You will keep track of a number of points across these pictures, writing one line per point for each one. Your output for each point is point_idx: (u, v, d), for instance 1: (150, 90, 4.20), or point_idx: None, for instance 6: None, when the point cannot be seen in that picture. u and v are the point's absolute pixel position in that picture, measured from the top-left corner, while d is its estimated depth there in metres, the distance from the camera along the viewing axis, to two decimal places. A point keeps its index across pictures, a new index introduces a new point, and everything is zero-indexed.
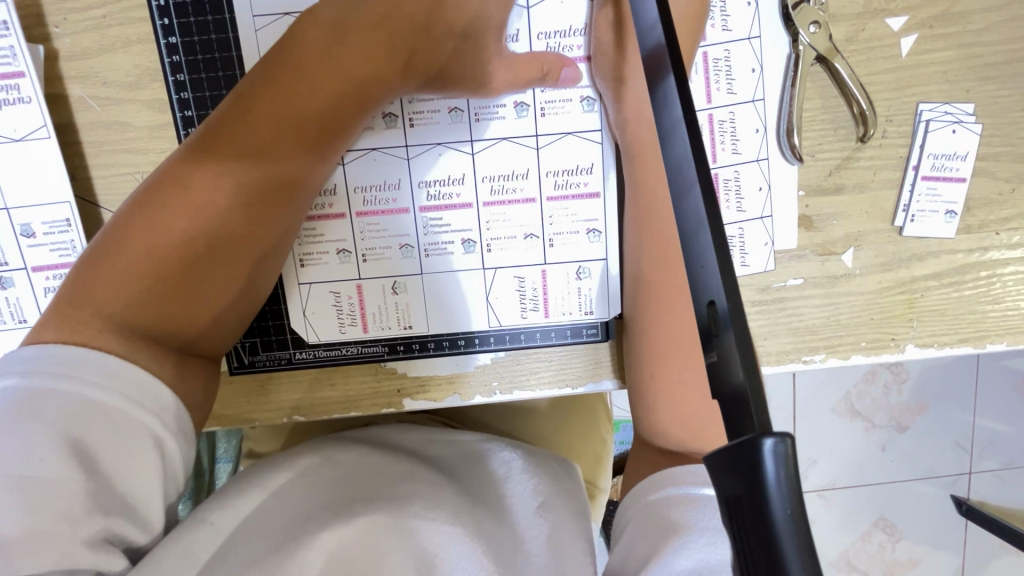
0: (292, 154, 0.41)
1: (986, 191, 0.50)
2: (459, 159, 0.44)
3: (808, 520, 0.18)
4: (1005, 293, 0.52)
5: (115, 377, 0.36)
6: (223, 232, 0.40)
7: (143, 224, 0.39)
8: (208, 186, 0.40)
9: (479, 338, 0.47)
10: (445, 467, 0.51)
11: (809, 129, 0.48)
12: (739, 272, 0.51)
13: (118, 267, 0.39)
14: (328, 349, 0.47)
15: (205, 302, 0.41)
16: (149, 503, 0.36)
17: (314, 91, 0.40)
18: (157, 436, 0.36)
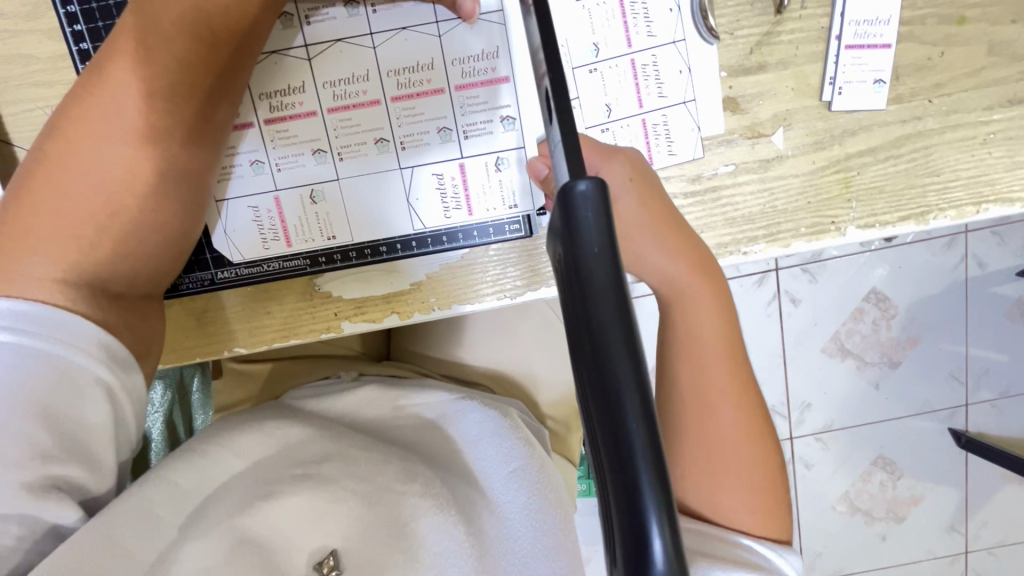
0: (199, 58, 0.38)
1: (914, 57, 0.48)
2: (363, 57, 0.43)
3: (617, 266, 0.18)
4: (946, 164, 0.50)
5: (61, 327, 0.35)
6: (146, 161, 0.38)
7: (53, 157, 0.37)
8: (118, 110, 0.37)
9: (401, 243, 0.47)
10: (417, 438, 0.53)
11: (725, 5, 0.47)
12: (666, 161, 0.49)
13: (33, 212, 0.36)
14: (252, 267, 0.47)
15: (139, 236, 0.39)
16: (100, 452, 0.37)
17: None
18: (105, 384, 0.36)
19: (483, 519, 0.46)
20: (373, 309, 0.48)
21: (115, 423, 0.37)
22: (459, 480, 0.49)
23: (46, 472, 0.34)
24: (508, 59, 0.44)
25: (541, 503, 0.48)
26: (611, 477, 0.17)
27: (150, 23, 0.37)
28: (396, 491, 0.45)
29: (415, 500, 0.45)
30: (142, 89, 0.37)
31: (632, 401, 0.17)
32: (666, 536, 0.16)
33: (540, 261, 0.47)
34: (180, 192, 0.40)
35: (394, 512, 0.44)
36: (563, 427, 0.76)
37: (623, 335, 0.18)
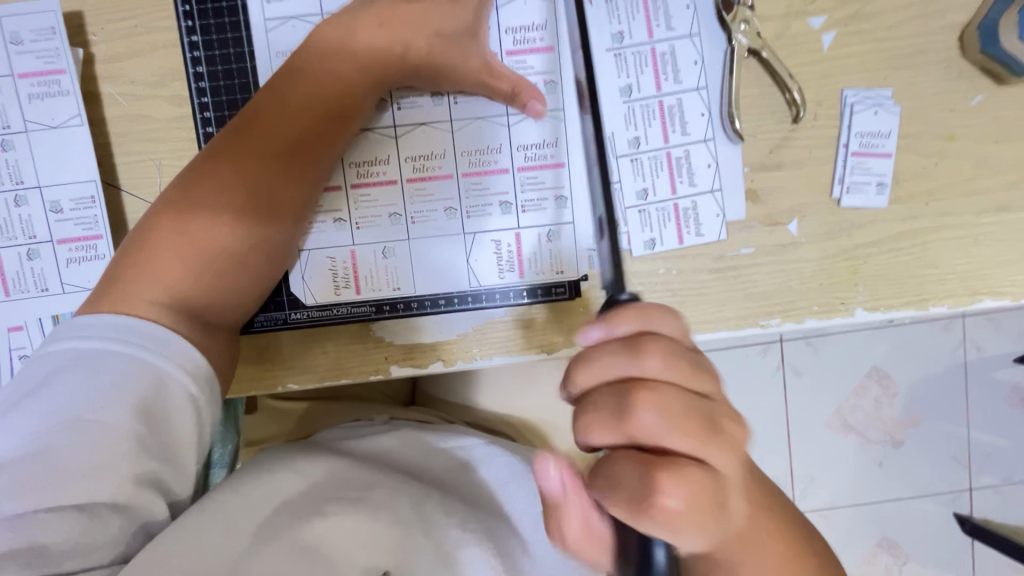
0: (312, 135, 0.47)
1: (912, 165, 0.55)
2: (441, 141, 0.51)
3: None
4: (943, 259, 0.56)
5: (159, 341, 0.41)
6: (254, 210, 0.46)
7: (183, 205, 0.45)
8: (241, 171, 0.46)
9: (459, 298, 0.52)
10: (446, 481, 0.59)
11: (749, 113, 0.55)
12: (695, 241, 0.56)
13: (163, 249, 0.44)
14: (322, 310, 0.52)
15: (236, 271, 0.46)
16: (185, 455, 0.42)
17: (330, 85, 0.47)
18: (195, 398, 0.42)
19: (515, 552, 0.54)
20: (422, 356, 0.53)
21: (196, 431, 0.42)
22: (493, 518, 0.56)
23: (142, 469, 0.39)
24: (564, 149, 0.51)
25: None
26: None
27: (277, 105, 0.46)
28: (438, 522, 0.52)
29: (457, 532, 0.52)
30: (263, 156, 0.46)
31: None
32: None
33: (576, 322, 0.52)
34: (277, 237, 0.48)
35: (438, 539, 0.51)
36: None
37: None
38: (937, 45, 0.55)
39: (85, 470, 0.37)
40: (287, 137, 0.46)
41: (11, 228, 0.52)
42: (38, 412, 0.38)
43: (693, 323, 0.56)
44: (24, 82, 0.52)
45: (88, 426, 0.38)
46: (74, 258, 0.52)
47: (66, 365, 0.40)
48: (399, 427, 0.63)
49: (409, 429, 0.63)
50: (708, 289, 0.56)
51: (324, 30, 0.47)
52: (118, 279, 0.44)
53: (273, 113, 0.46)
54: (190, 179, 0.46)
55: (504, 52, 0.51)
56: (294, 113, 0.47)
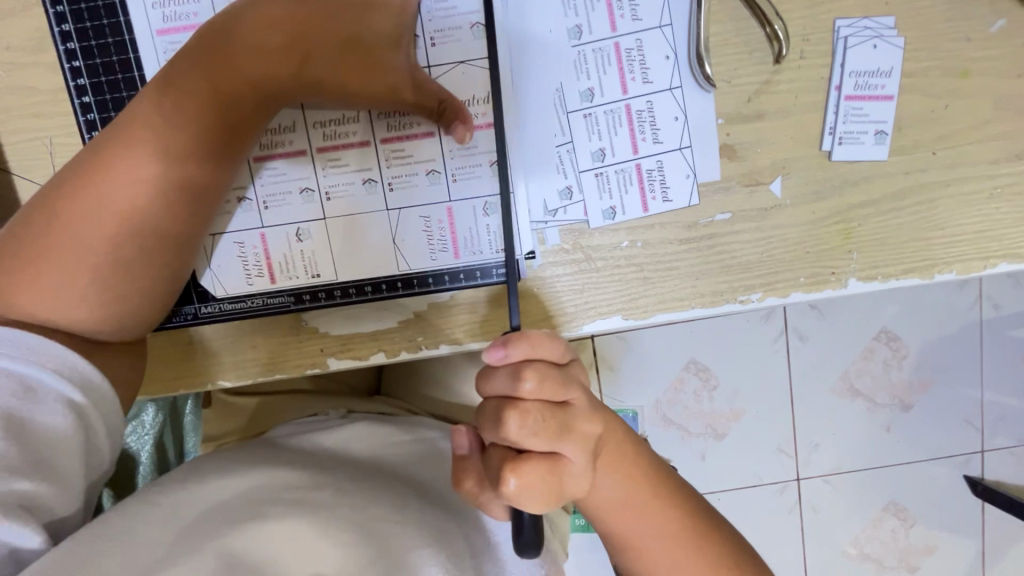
0: (211, 121, 0.41)
1: (917, 108, 0.47)
2: (354, 111, 0.45)
3: None
4: (952, 218, 0.48)
5: (31, 347, 0.38)
6: (147, 198, 0.40)
7: (66, 200, 0.40)
8: (137, 156, 0.40)
9: (387, 284, 0.47)
10: (409, 479, 0.54)
11: (722, 54, 0.46)
12: (662, 208, 0.49)
13: (46, 251, 0.40)
14: (235, 302, 0.47)
15: (129, 275, 0.41)
16: (66, 468, 0.39)
17: (232, 62, 0.40)
18: (75, 403, 0.39)
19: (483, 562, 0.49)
20: (360, 346, 0.48)
21: (83, 442, 0.40)
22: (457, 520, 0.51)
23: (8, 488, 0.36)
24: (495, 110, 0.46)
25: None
26: None
27: (172, 87, 0.40)
28: (388, 520, 0.46)
29: (407, 533, 0.46)
30: (166, 134, 0.40)
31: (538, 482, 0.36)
32: None
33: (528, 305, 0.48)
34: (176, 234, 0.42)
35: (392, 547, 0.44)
36: None
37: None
38: None
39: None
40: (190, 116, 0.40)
41: None
42: None
43: (663, 301, 0.50)
44: None
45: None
46: None
47: None
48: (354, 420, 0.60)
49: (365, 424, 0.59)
50: (678, 262, 0.49)
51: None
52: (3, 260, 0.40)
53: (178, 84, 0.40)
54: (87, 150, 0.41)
55: None
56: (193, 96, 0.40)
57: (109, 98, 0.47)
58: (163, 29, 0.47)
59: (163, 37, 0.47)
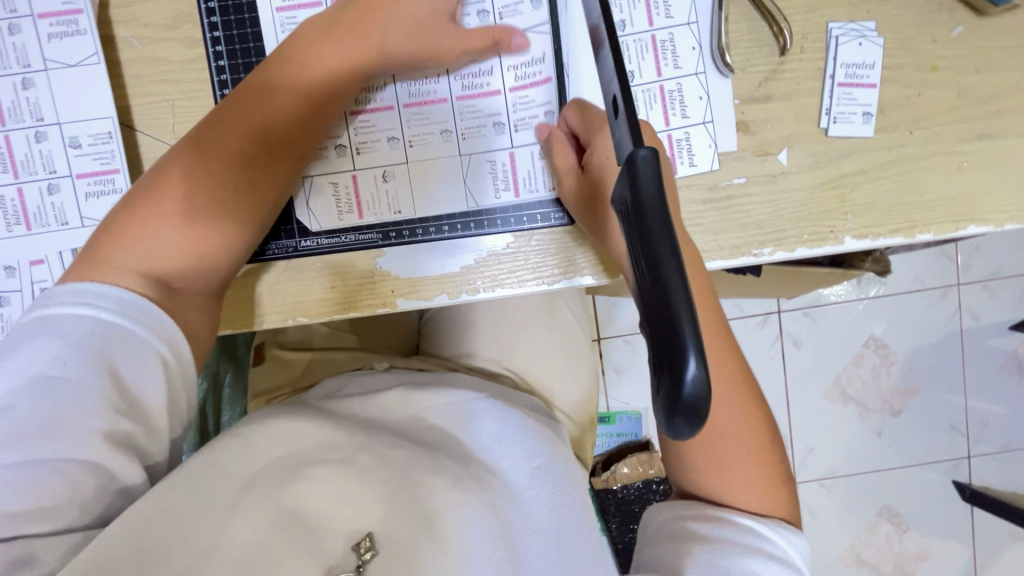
0: (292, 127, 0.52)
1: (896, 95, 0.58)
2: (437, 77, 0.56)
3: (666, 204, 0.28)
4: (927, 189, 0.58)
5: (127, 303, 0.44)
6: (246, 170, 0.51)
7: (164, 189, 0.48)
8: (228, 152, 0.50)
9: (462, 224, 0.58)
10: (443, 443, 0.60)
11: (738, 48, 0.57)
12: (689, 172, 0.58)
13: (144, 230, 0.47)
14: (329, 237, 0.57)
15: (212, 248, 0.49)
16: (156, 409, 0.45)
17: (310, 83, 0.52)
18: (163, 357, 0.45)
19: (509, 514, 0.55)
20: (425, 288, 0.57)
21: (166, 389, 0.45)
22: (485, 472, 0.57)
23: (110, 431, 0.43)
24: (549, 67, 0.56)
25: (561, 498, 0.57)
26: (665, 337, 0.26)
27: (259, 101, 0.51)
28: (427, 483, 0.55)
29: (445, 493, 0.54)
30: (255, 136, 0.51)
31: (673, 281, 0.26)
32: (699, 369, 0.25)
33: (575, 253, 0.58)
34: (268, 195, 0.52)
35: (425, 506, 0.54)
36: (575, 426, 0.82)
37: (665, 237, 0.27)
38: None
39: (64, 427, 0.41)
40: (281, 112, 0.52)
41: (32, 164, 0.54)
42: (14, 371, 0.42)
43: None
44: (42, 22, 0.54)
45: (62, 383, 0.42)
46: (92, 192, 0.55)
47: (42, 329, 0.43)
48: (391, 387, 0.64)
49: (401, 387, 0.64)
50: (700, 219, 0.58)
51: (303, 33, 0.53)
52: (121, 230, 0.47)
53: (268, 87, 0.52)
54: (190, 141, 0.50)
55: None
56: (279, 108, 0.51)
57: (240, 62, 0.56)
58: (282, 6, 0.56)
59: (281, 13, 0.56)
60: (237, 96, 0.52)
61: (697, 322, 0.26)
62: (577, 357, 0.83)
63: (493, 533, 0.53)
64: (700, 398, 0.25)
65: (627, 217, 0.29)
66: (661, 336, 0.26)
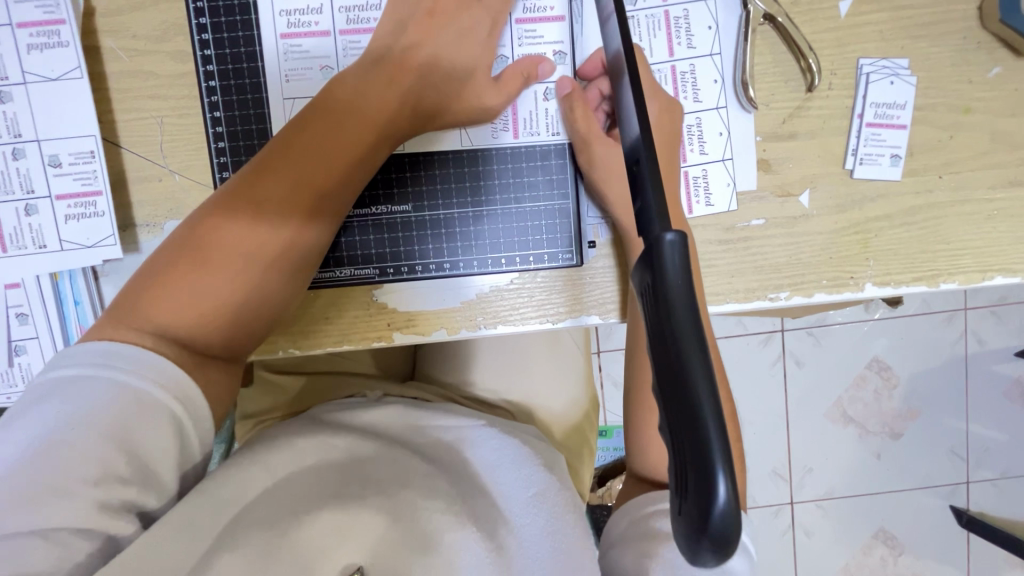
0: (330, 177, 0.49)
1: (926, 138, 0.55)
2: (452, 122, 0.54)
3: (692, 293, 0.25)
4: (954, 235, 0.55)
5: (141, 363, 0.42)
6: (284, 231, 0.48)
7: (197, 247, 0.46)
8: (263, 204, 0.47)
9: (463, 263, 0.55)
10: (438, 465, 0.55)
11: (763, 81, 0.54)
12: (704, 211, 0.55)
13: (174, 289, 0.45)
14: (323, 272, 0.54)
15: (240, 311, 0.47)
16: (163, 468, 0.43)
17: (352, 132, 0.49)
18: (175, 415, 0.43)
19: (507, 540, 0.49)
20: (424, 323, 0.55)
21: (178, 447, 0.43)
22: (480, 500, 0.52)
23: (113, 493, 0.40)
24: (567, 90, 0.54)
25: (560, 523, 0.51)
26: (687, 447, 0.23)
27: (295, 147, 0.48)
28: (419, 505, 0.50)
29: (439, 516, 0.49)
30: (290, 186, 0.47)
31: (700, 381, 0.23)
32: (728, 488, 0.22)
33: (583, 291, 0.55)
34: (303, 258, 0.50)
35: (421, 529, 0.49)
36: (575, 457, 0.78)
37: (694, 333, 0.24)
38: (956, 15, 0.54)
39: (64, 494, 0.39)
40: (318, 160, 0.48)
41: (8, 182, 0.51)
42: (20, 433, 0.40)
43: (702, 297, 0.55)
44: (23, 31, 0.50)
45: (68, 450, 0.39)
46: (72, 215, 0.52)
47: (49, 391, 0.41)
48: (384, 406, 0.61)
49: (396, 410, 0.61)
50: (716, 260, 0.55)
51: (345, 79, 0.51)
52: (155, 284, 0.46)
53: (314, 137, 0.48)
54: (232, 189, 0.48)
55: (515, 20, 0.55)
56: (316, 155, 0.48)
57: (233, 84, 0.53)
58: (287, 34, 0.53)
59: (285, 41, 0.53)
60: (277, 141, 0.49)
61: (722, 424, 0.23)
62: (576, 387, 0.80)
63: (489, 560, 0.47)
64: (729, 521, 0.22)
65: (646, 302, 0.26)
66: (682, 444, 0.23)
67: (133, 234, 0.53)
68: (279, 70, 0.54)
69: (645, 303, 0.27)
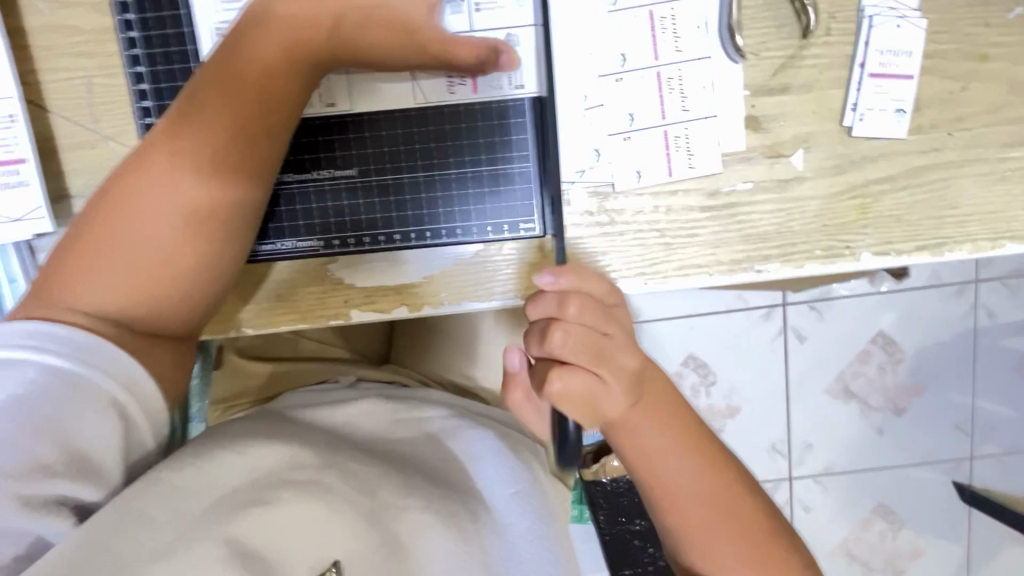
0: (254, 118, 0.44)
1: (936, 89, 0.49)
2: (399, 78, 0.49)
3: None
4: (964, 198, 0.50)
5: (81, 347, 0.39)
6: (222, 183, 0.44)
7: (112, 210, 0.42)
8: (180, 154, 0.43)
9: (416, 234, 0.51)
10: (415, 462, 0.52)
11: (752, 27, 0.48)
12: (685, 175, 0.50)
13: (91, 256, 0.42)
14: (266, 245, 0.51)
15: (172, 275, 0.43)
16: (104, 462, 0.40)
17: (269, 66, 0.44)
18: (120, 404, 0.40)
19: (488, 542, 0.48)
20: (383, 300, 0.51)
21: (123, 440, 0.41)
22: (461, 497, 0.50)
23: (46, 489, 0.37)
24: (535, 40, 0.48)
25: (543, 521, 0.52)
26: None
27: (210, 90, 0.43)
28: (397, 506, 0.46)
29: (417, 516, 0.46)
30: (207, 131, 0.43)
31: None
32: None
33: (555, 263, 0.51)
34: (244, 211, 0.45)
35: (393, 529, 0.45)
36: None
37: None
38: None
39: None
40: (240, 102, 0.44)
41: None
42: None
43: (682, 267, 0.51)
44: None
45: None
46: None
47: None
48: (361, 398, 0.58)
49: (363, 400, 0.57)
50: (700, 229, 0.51)
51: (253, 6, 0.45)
52: (79, 253, 0.42)
53: (233, 81, 0.43)
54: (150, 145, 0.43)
55: None
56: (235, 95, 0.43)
57: (155, 34, 0.49)
58: None
59: None
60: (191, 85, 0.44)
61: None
62: None
63: (469, 561, 0.46)
64: None
65: None
66: None
67: (68, 205, 0.50)
68: (210, 23, 0.48)
69: None
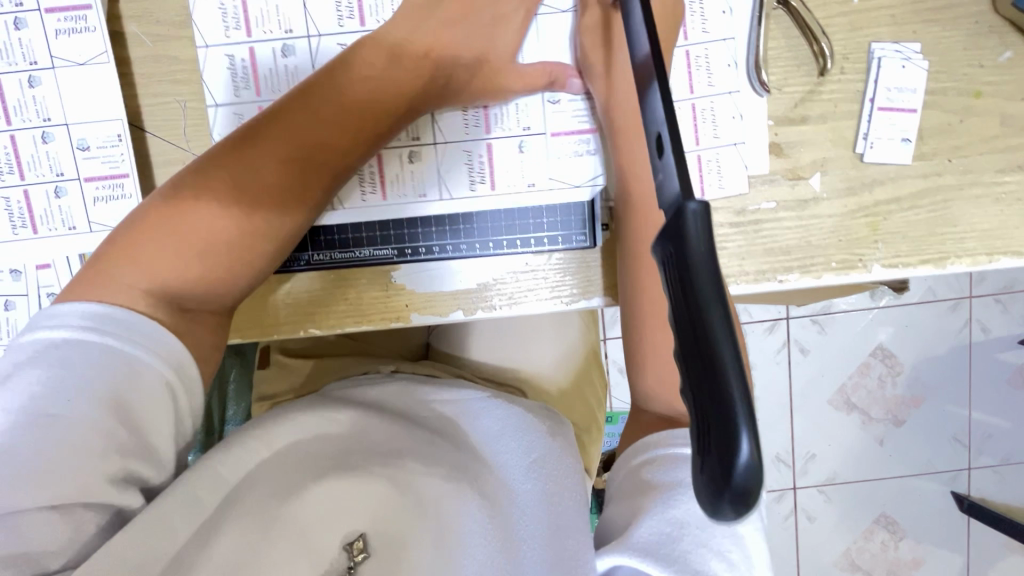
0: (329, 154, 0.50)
1: (936, 122, 0.55)
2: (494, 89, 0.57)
3: (716, 256, 0.25)
4: (962, 217, 0.56)
5: (154, 334, 0.41)
6: (280, 214, 0.48)
7: (171, 210, 0.45)
8: (243, 177, 0.46)
9: (479, 244, 0.56)
10: (434, 436, 0.56)
11: (776, 65, 0.55)
12: (717, 194, 0.56)
13: (149, 245, 0.44)
14: (343, 253, 0.56)
15: (231, 271, 0.46)
16: (161, 443, 0.41)
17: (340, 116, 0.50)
18: (169, 381, 0.41)
19: (507, 506, 0.51)
20: (441, 304, 0.57)
21: (173, 415, 0.41)
22: (476, 467, 0.54)
23: (119, 466, 0.39)
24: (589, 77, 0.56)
25: (559, 487, 0.52)
26: (711, 407, 0.24)
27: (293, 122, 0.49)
28: (420, 475, 0.52)
29: (436, 483, 0.51)
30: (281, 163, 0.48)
31: (727, 352, 0.24)
32: (751, 446, 0.23)
33: (594, 273, 0.56)
34: (277, 241, 0.48)
35: (416, 499, 0.51)
36: (584, 432, 0.80)
37: (714, 292, 0.25)
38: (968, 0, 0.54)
39: (74, 469, 0.37)
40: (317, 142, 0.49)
41: (40, 165, 0.53)
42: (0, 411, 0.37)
43: None
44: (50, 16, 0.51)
45: (52, 425, 0.37)
46: (101, 195, 0.53)
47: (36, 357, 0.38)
48: (394, 378, 0.64)
49: (399, 386, 0.62)
50: (728, 242, 0.56)
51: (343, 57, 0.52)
52: (152, 239, 0.44)
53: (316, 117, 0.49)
54: (278, 154, 0.48)
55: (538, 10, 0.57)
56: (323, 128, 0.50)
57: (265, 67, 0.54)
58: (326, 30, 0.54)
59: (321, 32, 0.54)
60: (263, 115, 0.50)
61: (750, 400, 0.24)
62: (585, 364, 0.81)
63: (489, 524, 0.49)
64: (753, 476, 0.23)
65: (670, 273, 0.27)
66: (709, 411, 0.24)
67: None
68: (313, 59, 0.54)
69: (668, 277, 0.27)
